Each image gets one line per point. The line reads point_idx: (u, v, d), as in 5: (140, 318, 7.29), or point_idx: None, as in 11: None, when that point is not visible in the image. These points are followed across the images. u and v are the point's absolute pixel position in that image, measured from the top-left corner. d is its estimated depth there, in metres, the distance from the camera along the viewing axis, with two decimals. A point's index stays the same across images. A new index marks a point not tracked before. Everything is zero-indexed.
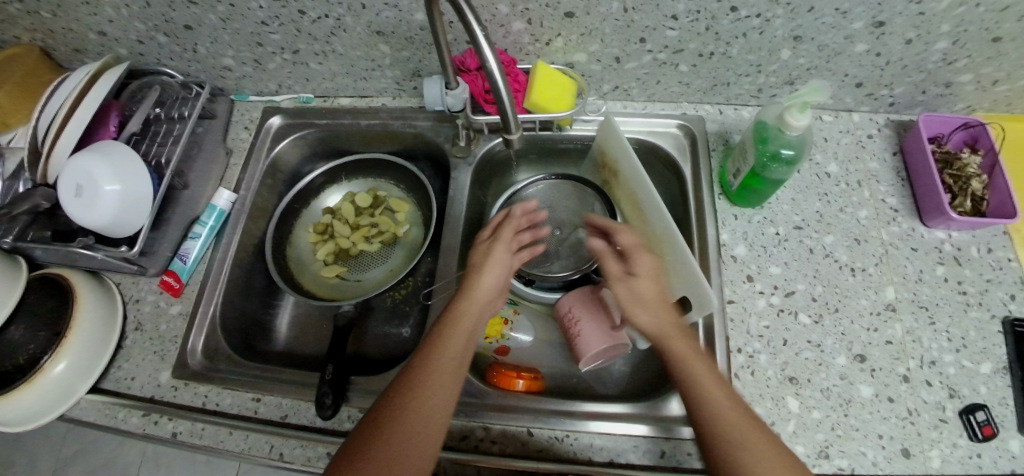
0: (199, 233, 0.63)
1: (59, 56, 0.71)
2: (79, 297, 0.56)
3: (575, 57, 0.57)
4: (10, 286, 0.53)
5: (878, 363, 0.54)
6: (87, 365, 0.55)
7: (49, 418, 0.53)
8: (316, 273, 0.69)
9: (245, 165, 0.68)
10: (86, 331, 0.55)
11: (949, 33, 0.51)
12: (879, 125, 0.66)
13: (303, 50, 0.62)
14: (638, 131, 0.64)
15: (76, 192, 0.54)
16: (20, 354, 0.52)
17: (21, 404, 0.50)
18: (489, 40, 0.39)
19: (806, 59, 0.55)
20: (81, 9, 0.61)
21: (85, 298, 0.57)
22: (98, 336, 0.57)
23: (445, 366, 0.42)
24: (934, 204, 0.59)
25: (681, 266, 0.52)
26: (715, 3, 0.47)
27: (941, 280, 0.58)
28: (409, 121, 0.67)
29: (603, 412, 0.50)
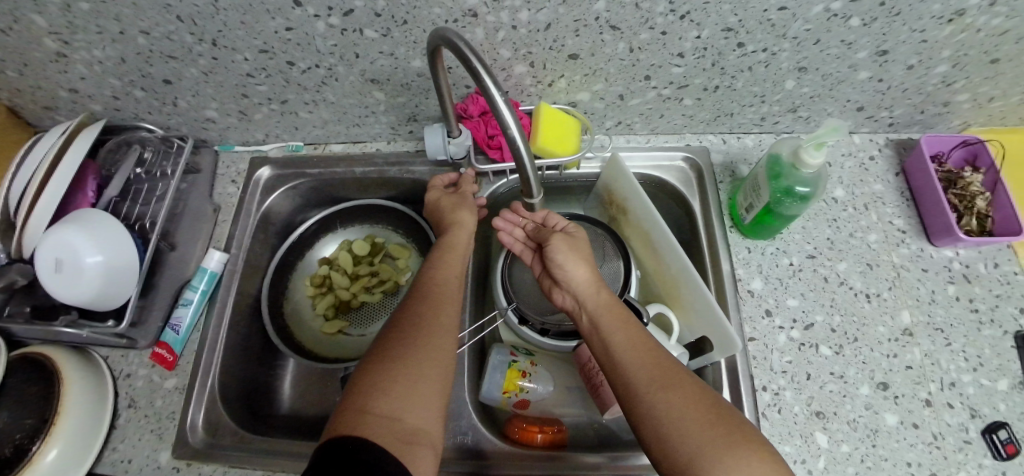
0: (191, 299, 0.61)
1: (26, 114, 0.67)
2: (66, 377, 0.52)
3: (579, 96, 0.58)
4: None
5: (901, 389, 0.53)
6: (78, 452, 0.51)
7: None
8: (316, 331, 0.69)
9: (235, 222, 0.66)
10: (76, 414, 0.51)
11: (950, 57, 0.53)
12: (880, 145, 0.68)
13: (292, 100, 0.61)
14: (643, 166, 0.65)
15: (56, 268, 0.52)
16: (4, 447, 0.47)
17: None
18: (498, 86, 0.38)
19: (810, 89, 0.57)
20: (49, 68, 0.57)
21: (72, 378, 0.53)
22: (89, 417, 0.53)
23: (443, 301, 0.46)
24: (940, 223, 0.59)
25: (701, 306, 0.51)
26: (723, 40, 0.49)
27: (953, 299, 0.58)
28: (406, 167, 0.67)
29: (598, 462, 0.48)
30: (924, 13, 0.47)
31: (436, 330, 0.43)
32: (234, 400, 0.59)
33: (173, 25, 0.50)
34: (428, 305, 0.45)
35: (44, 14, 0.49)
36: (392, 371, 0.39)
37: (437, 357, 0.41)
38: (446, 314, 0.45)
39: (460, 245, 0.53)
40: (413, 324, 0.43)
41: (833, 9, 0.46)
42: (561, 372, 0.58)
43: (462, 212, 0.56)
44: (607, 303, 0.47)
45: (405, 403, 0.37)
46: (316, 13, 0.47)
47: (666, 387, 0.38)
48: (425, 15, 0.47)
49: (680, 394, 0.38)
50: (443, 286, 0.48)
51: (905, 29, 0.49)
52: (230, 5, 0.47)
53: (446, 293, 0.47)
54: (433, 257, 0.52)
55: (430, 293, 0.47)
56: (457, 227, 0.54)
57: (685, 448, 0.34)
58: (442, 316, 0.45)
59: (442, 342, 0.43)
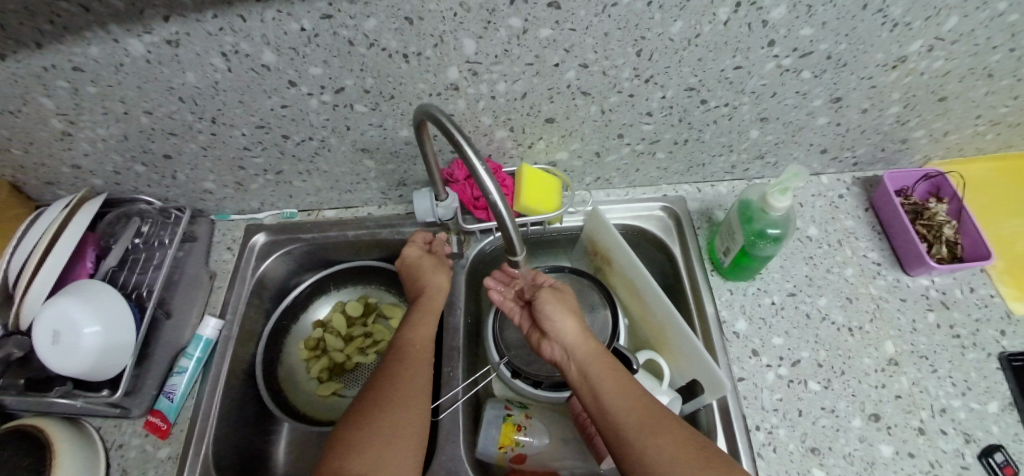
0: (186, 367, 0.61)
1: (29, 189, 0.69)
2: (58, 455, 0.53)
3: (558, 156, 0.62)
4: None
5: (892, 419, 0.53)
6: None
7: None
8: (312, 393, 0.69)
9: (230, 287, 0.67)
10: None
11: (899, 99, 0.57)
12: (847, 184, 0.71)
13: (286, 170, 0.64)
14: (624, 216, 0.68)
15: (54, 339, 0.53)
16: None
17: None
18: (476, 151, 0.40)
19: (773, 136, 0.61)
20: (55, 146, 0.60)
21: (63, 456, 0.53)
22: None
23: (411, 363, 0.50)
24: (912, 254, 0.62)
25: (689, 349, 0.52)
26: (687, 99, 0.53)
27: (934, 327, 0.59)
28: (397, 228, 0.69)
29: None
30: (868, 63, 0.51)
31: (405, 391, 0.47)
32: (228, 466, 0.58)
33: (175, 105, 0.53)
34: (402, 367, 0.49)
35: (53, 98, 0.52)
36: (366, 437, 0.42)
37: (408, 418, 0.45)
38: (414, 373, 0.49)
39: (436, 308, 0.57)
40: (389, 389, 0.47)
41: (784, 65, 0.51)
42: (553, 423, 0.59)
43: (438, 274, 0.59)
44: (595, 351, 0.48)
45: (379, 466, 0.40)
46: (309, 91, 0.51)
47: (657, 435, 0.39)
48: (410, 90, 0.51)
49: (669, 440, 0.39)
50: (412, 347, 0.52)
51: (854, 78, 0.53)
52: (230, 86, 0.51)
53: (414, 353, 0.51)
54: (410, 319, 0.55)
55: (404, 355, 0.51)
56: (433, 293, 0.58)
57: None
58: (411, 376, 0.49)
59: (415, 403, 0.46)
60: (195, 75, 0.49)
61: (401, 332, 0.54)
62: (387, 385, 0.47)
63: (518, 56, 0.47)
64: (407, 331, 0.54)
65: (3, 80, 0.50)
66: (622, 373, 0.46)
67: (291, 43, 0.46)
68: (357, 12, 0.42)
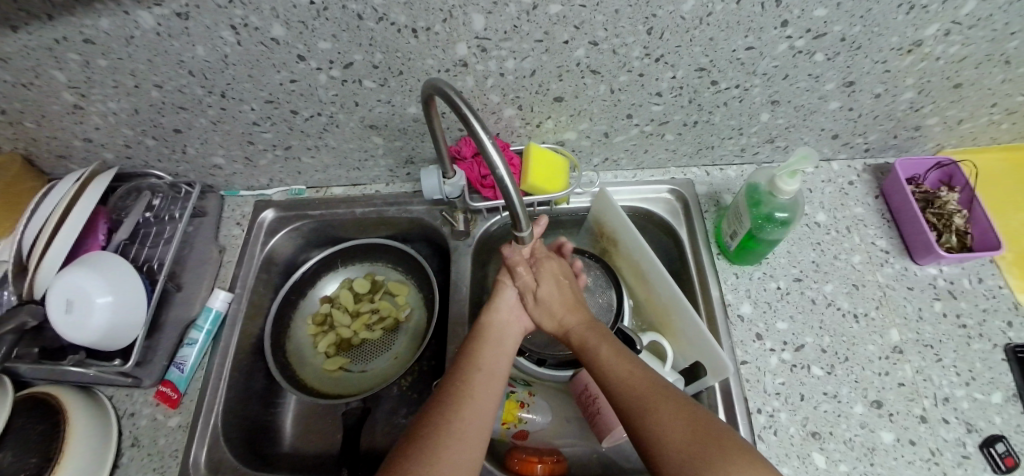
0: (196, 339, 0.62)
1: (41, 163, 0.70)
2: (68, 406, 0.55)
3: (566, 136, 0.62)
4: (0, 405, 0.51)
5: (895, 407, 0.53)
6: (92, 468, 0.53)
7: None
8: (318, 368, 0.70)
9: (239, 262, 0.68)
10: (83, 435, 0.54)
11: (914, 85, 0.56)
12: (858, 170, 0.71)
13: (295, 146, 0.64)
14: (631, 199, 0.68)
15: (66, 308, 0.54)
16: None
17: None
18: (486, 128, 0.40)
19: (784, 120, 0.61)
20: (66, 119, 0.60)
21: (74, 406, 0.56)
22: (96, 439, 0.55)
23: (479, 392, 0.45)
24: (922, 242, 0.61)
25: (693, 332, 0.52)
26: (697, 79, 0.53)
27: (941, 316, 0.59)
28: (404, 207, 0.70)
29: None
30: (883, 46, 0.50)
31: (467, 423, 0.42)
32: (235, 437, 0.60)
33: (185, 79, 0.54)
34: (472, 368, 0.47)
35: (65, 70, 0.53)
36: (421, 474, 0.38)
37: (463, 454, 0.40)
38: (480, 403, 0.44)
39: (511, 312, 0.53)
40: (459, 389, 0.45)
41: (797, 47, 0.50)
42: (558, 402, 0.59)
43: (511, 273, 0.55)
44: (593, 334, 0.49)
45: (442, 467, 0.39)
46: (318, 66, 0.51)
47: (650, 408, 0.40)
48: (419, 66, 0.51)
49: (664, 412, 0.39)
50: (480, 373, 0.46)
51: (868, 61, 0.52)
52: (239, 60, 0.51)
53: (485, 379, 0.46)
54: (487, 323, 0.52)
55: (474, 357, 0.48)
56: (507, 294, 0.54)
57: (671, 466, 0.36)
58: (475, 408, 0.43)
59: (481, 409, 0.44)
60: (204, 48, 0.50)
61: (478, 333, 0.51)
62: (451, 412, 0.42)
63: (527, 33, 0.47)
64: (477, 356, 0.48)
65: (16, 52, 0.50)
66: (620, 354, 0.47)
67: (300, 16, 0.46)
68: None
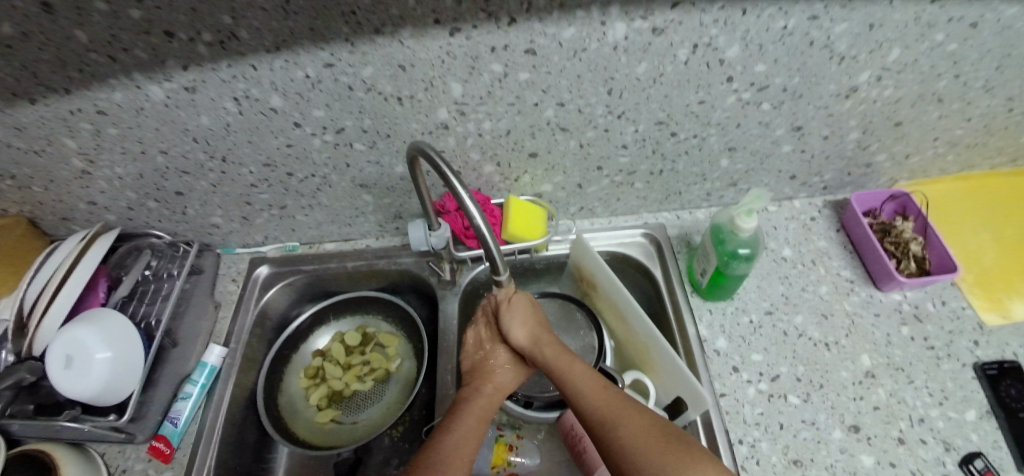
0: (191, 393, 0.64)
1: (45, 224, 0.73)
2: (53, 449, 0.57)
3: (543, 188, 0.66)
4: None
5: (872, 430, 0.55)
6: None
7: None
8: (310, 420, 0.70)
9: (234, 317, 0.70)
10: (76, 469, 0.57)
11: (858, 125, 0.62)
12: (819, 207, 0.76)
13: (290, 205, 0.68)
14: (608, 244, 0.72)
15: (65, 364, 0.56)
16: None
17: None
18: (465, 187, 0.44)
19: (743, 165, 0.66)
20: (73, 183, 0.64)
21: (58, 449, 0.57)
22: (88, 471, 0.58)
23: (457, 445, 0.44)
24: (882, 270, 0.65)
25: (670, 368, 0.55)
26: (657, 132, 0.58)
27: (909, 339, 0.62)
28: (393, 259, 0.73)
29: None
30: (823, 93, 0.57)
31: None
32: None
33: (188, 145, 0.58)
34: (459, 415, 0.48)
35: (76, 138, 0.57)
36: None
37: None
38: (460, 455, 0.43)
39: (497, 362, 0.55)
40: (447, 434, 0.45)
41: (744, 98, 0.56)
42: (548, 444, 0.59)
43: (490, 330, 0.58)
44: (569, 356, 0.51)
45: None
46: (312, 132, 0.56)
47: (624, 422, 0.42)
48: (404, 130, 0.56)
49: (633, 424, 0.42)
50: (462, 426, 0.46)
51: (811, 107, 0.58)
52: (241, 128, 0.56)
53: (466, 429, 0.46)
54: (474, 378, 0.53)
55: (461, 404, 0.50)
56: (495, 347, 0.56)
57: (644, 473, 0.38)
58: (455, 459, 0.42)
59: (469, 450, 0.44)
60: (209, 118, 0.54)
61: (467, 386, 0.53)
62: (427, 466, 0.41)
63: (501, 97, 0.52)
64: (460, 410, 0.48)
65: (33, 122, 0.55)
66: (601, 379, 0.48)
67: (297, 89, 0.51)
68: (356, 61, 0.48)
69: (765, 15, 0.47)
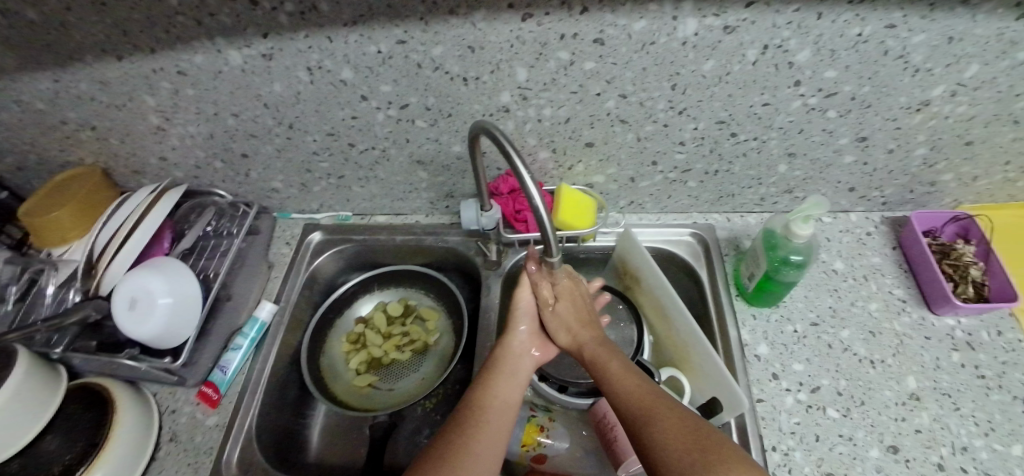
0: (241, 345, 0.67)
1: (117, 175, 0.78)
2: (111, 386, 0.61)
3: (595, 179, 0.67)
4: (50, 396, 0.56)
5: (911, 452, 0.54)
6: (143, 431, 0.60)
7: None
8: (349, 382, 0.74)
9: (286, 278, 0.74)
10: (130, 406, 0.60)
11: (926, 141, 0.60)
12: (875, 223, 0.74)
13: (347, 176, 0.71)
14: (655, 239, 0.72)
15: (131, 306, 0.60)
16: (55, 465, 0.52)
17: None
18: (528, 169, 0.44)
19: (801, 172, 0.65)
20: (147, 139, 0.68)
21: (115, 386, 0.61)
22: (141, 409, 0.62)
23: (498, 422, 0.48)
24: (938, 292, 0.63)
25: (709, 369, 0.55)
26: (717, 131, 0.58)
27: (959, 366, 0.60)
28: (441, 236, 0.75)
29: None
30: (893, 105, 0.55)
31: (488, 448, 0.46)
32: (267, 441, 0.64)
33: (259, 110, 0.61)
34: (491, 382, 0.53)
35: (156, 96, 0.60)
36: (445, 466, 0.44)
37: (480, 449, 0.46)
38: (494, 434, 0.47)
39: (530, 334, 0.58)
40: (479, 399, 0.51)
41: (811, 104, 0.55)
42: (577, 431, 0.61)
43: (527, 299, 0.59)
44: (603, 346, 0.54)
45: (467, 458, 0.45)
46: (378, 106, 0.58)
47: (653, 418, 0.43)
48: (466, 110, 0.57)
49: (660, 425, 0.42)
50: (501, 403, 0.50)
51: (879, 118, 0.57)
52: (310, 97, 0.58)
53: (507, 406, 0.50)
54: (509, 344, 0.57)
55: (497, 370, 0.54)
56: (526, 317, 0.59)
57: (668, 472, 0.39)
58: (487, 439, 0.47)
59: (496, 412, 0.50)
60: (281, 85, 0.57)
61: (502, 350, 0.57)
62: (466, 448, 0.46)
63: (564, 85, 0.53)
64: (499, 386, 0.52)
65: (118, 77, 0.58)
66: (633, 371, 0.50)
67: (368, 63, 0.52)
68: (428, 40, 0.49)
69: (841, 20, 0.45)
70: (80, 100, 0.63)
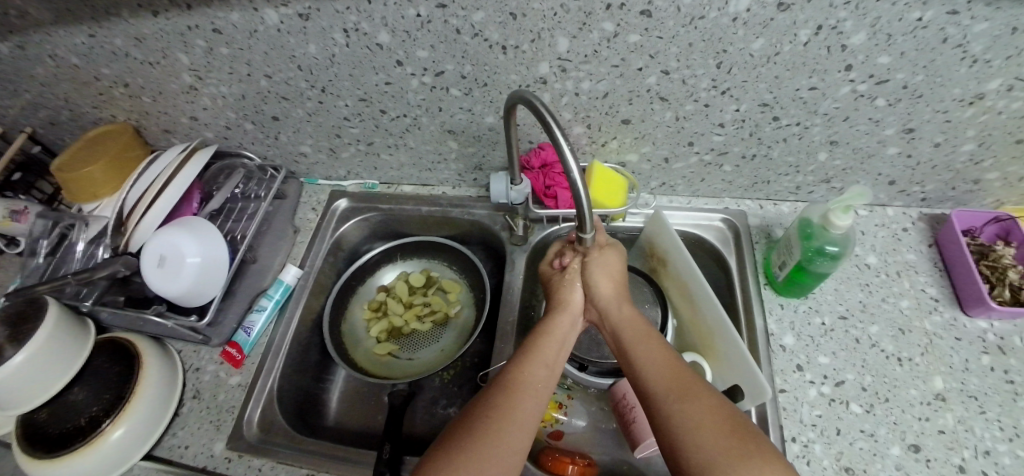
0: (265, 307, 0.68)
1: (148, 134, 0.79)
2: (136, 342, 0.62)
3: (628, 157, 0.66)
4: (78, 350, 0.57)
5: (933, 453, 0.53)
6: (167, 386, 0.61)
7: (147, 445, 0.58)
8: (368, 350, 0.75)
9: (311, 243, 0.76)
10: (153, 363, 0.61)
11: (975, 137, 0.57)
12: (913, 219, 0.72)
13: (377, 143, 0.71)
14: (684, 223, 0.72)
15: (159, 263, 0.61)
16: (81, 417, 0.55)
17: (118, 437, 0.55)
18: (569, 145, 0.43)
19: (841, 162, 0.63)
20: (180, 98, 0.68)
21: (141, 341, 0.63)
22: (165, 365, 0.63)
23: (530, 398, 0.46)
24: (973, 293, 0.61)
25: (734, 355, 0.54)
26: (759, 114, 0.57)
27: (987, 370, 0.58)
28: (467, 209, 0.76)
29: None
30: (945, 97, 0.52)
31: (518, 427, 0.44)
32: (286, 403, 0.65)
33: (293, 72, 0.61)
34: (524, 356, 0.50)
35: (189, 54, 0.60)
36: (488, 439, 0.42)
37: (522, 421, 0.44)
38: (533, 410, 0.45)
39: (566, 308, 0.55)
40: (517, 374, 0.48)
41: (860, 90, 0.53)
42: (595, 410, 0.62)
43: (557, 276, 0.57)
44: (635, 319, 0.52)
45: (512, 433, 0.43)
46: (412, 72, 0.57)
47: (687, 398, 0.42)
48: (503, 80, 0.56)
49: (692, 409, 0.41)
50: (533, 379, 0.48)
51: (929, 110, 0.54)
52: (344, 60, 0.57)
53: (540, 382, 0.48)
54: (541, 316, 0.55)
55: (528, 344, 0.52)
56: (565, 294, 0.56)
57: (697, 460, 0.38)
58: (527, 414, 0.45)
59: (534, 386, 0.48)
60: (316, 47, 0.56)
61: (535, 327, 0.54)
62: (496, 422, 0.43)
63: (606, 58, 0.51)
64: (531, 359, 0.50)
65: (153, 34, 0.58)
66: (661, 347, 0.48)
67: (406, 27, 0.51)
68: (469, 5, 0.48)
69: (901, 3, 0.43)
70: (114, 56, 0.63)
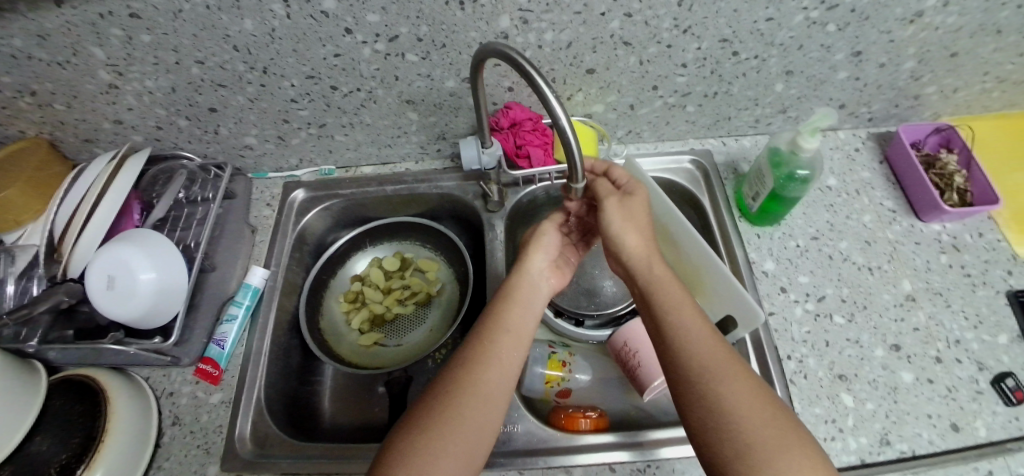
0: (236, 315, 0.63)
1: (65, 147, 0.70)
2: (99, 377, 0.56)
3: (594, 109, 0.66)
4: (31, 397, 0.50)
5: (912, 349, 0.57)
6: (141, 418, 0.56)
7: None
8: (353, 343, 0.72)
9: (273, 241, 0.71)
10: (122, 396, 0.55)
11: (915, 54, 0.60)
12: (862, 139, 0.75)
13: (330, 124, 0.66)
14: (654, 169, 0.72)
15: (109, 286, 0.55)
16: (51, 466, 0.48)
17: None
18: (556, 95, 0.40)
19: (797, 90, 0.65)
20: (98, 100, 0.61)
21: (103, 376, 0.56)
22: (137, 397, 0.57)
23: (500, 359, 0.46)
24: (926, 201, 0.65)
25: (724, 288, 0.55)
26: (719, 50, 0.57)
27: (947, 267, 0.62)
28: (435, 183, 0.73)
29: (620, 441, 0.53)
30: (889, 17, 0.55)
31: (483, 396, 0.43)
32: (278, 412, 0.61)
33: (228, 54, 0.55)
34: (503, 307, 0.50)
35: (105, 46, 0.54)
36: (455, 393, 0.43)
37: (499, 378, 0.45)
38: (505, 362, 0.46)
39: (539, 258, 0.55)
40: (492, 322, 0.48)
41: (812, 17, 0.54)
42: (596, 362, 0.62)
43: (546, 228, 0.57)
44: (667, 279, 0.48)
45: (486, 388, 0.44)
46: (363, 40, 0.53)
47: (726, 380, 0.40)
48: (461, 38, 0.54)
49: (728, 393, 0.40)
50: (501, 335, 0.47)
51: (875, 31, 0.57)
52: (287, 35, 0.53)
53: (507, 343, 0.47)
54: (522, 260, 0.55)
55: (511, 291, 0.51)
56: (533, 255, 0.55)
57: (728, 446, 0.37)
58: (503, 370, 0.45)
59: (513, 336, 0.48)
60: (252, 22, 0.51)
61: (518, 273, 0.53)
62: (459, 388, 0.43)
63: (568, 5, 0.50)
64: (499, 321, 0.48)
65: (57, 28, 0.51)
66: (700, 319, 0.45)
67: None
68: None
69: None
70: (11, 59, 0.55)
